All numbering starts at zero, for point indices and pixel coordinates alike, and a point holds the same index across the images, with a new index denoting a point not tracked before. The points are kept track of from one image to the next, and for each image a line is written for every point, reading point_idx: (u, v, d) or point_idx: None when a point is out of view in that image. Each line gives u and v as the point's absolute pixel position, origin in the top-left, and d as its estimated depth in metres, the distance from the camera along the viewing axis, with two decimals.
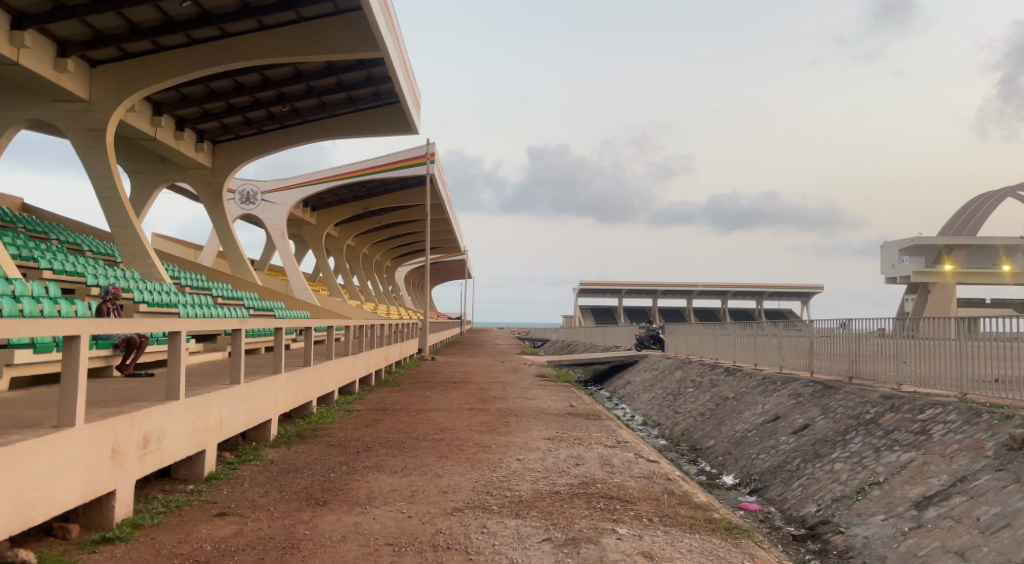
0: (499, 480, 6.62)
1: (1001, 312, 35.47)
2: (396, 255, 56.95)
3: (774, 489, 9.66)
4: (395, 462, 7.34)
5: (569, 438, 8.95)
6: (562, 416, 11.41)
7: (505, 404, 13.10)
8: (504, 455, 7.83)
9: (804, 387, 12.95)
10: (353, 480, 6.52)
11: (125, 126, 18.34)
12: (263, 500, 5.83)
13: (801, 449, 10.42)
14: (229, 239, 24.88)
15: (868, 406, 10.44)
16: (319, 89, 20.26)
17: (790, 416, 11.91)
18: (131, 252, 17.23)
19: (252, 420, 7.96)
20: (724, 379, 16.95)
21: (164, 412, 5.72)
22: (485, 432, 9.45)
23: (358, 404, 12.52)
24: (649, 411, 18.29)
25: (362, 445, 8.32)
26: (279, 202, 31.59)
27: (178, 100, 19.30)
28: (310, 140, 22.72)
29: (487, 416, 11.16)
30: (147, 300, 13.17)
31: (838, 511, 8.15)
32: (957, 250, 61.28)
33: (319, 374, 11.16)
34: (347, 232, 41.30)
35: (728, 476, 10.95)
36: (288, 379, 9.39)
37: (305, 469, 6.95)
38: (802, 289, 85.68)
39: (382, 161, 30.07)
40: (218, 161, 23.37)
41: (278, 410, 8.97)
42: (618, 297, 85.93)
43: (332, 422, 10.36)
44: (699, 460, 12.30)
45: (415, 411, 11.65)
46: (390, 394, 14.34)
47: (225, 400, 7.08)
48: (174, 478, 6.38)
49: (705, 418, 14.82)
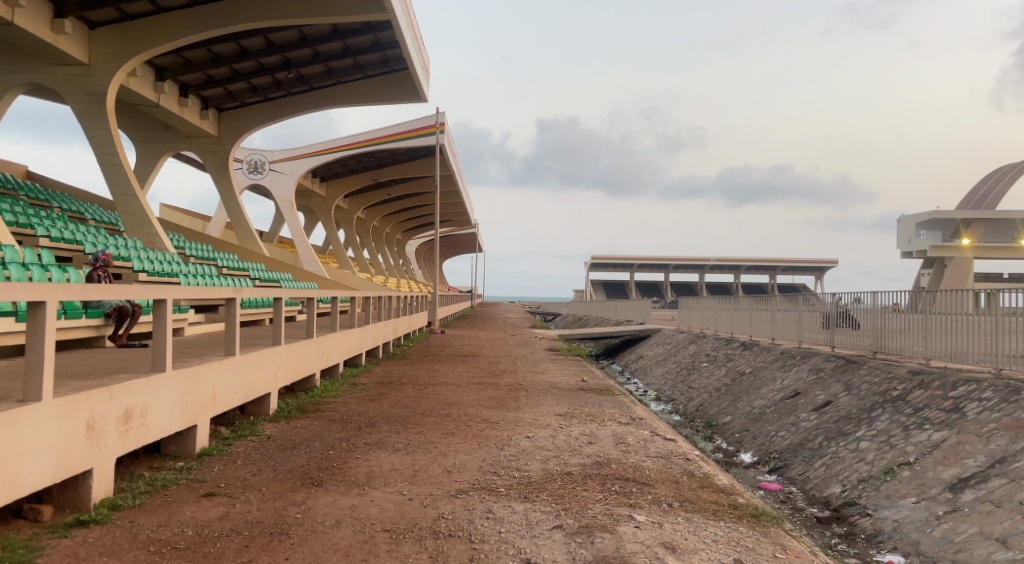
0: (508, 460, 6.23)
1: (1017, 289, 34.83)
2: (407, 228, 56.57)
3: (795, 468, 9.23)
4: (398, 439, 6.97)
5: (582, 415, 8.54)
6: (574, 391, 11.03)
7: (515, 378, 12.73)
8: (512, 432, 7.43)
9: (825, 361, 12.45)
10: (353, 458, 6.16)
11: (127, 91, 17.87)
12: (255, 479, 5.48)
13: (823, 426, 9.97)
14: (235, 209, 24.48)
15: (895, 382, 9.94)
16: (325, 54, 19.66)
17: (811, 392, 11.45)
18: (134, 220, 16.86)
19: (249, 394, 7.57)
20: (740, 354, 16.49)
21: (148, 386, 5.33)
22: (493, 407, 9.06)
23: (364, 378, 12.18)
24: (662, 386, 17.92)
25: (364, 420, 7.94)
26: (287, 172, 31.10)
27: (181, 65, 18.79)
28: (317, 108, 22.19)
29: (495, 391, 10.78)
30: (149, 269, 12.84)
31: (865, 492, 7.71)
32: (975, 224, 60.09)
33: (323, 346, 10.79)
34: (356, 204, 40.87)
35: (745, 454, 10.53)
36: (288, 351, 8.99)
37: (303, 446, 6.59)
38: (816, 264, 84.54)
39: (389, 131, 29.42)
40: (224, 129, 22.88)
41: (278, 383, 8.60)
42: (630, 272, 85.28)
43: (335, 396, 10.00)
44: (715, 437, 11.90)
45: (422, 385, 11.30)
46: (397, 367, 13.98)
47: (217, 372, 6.67)
48: (164, 455, 6.05)
49: (720, 393, 14.42)
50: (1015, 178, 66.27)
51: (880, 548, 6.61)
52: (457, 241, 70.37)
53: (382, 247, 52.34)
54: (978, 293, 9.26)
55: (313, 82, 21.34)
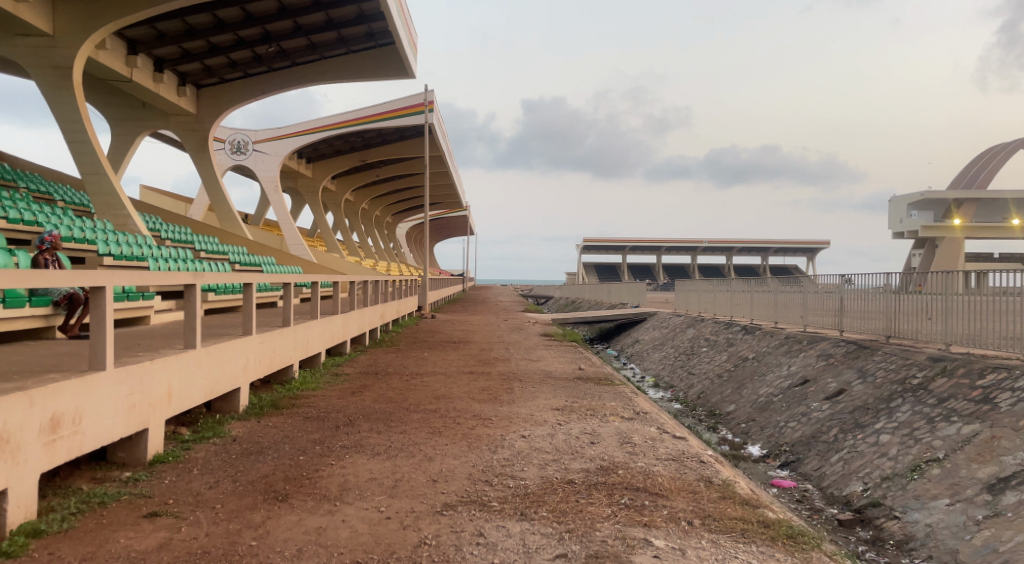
0: (502, 466, 5.51)
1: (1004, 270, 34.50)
2: (397, 210, 55.67)
3: (810, 463, 8.61)
4: (378, 441, 6.24)
5: (580, 409, 7.84)
6: (571, 380, 10.36)
7: (508, 366, 12.04)
8: (506, 431, 6.74)
9: (835, 347, 11.80)
10: (325, 466, 5.43)
11: (96, 65, 16.85)
12: (210, 493, 4.75)
13: (837, 417, 9.34)
14: (215, 190, 23.50)
15: (914, 369, 9.30)
16: (307, 27, 18.70)
17: (822, 380, 10.82)
18: (104, 201, 15.91)
19: (213, 390, 6.81)
20: (742, 338, 15.81)
21: (81, 387, 4.57)
22: (485, 401, 8.34)
23: (347, 367, 11.44)
24: (660, 371, 17.31)
25: (343, 418, 7.21)
26: (270, 152, 30.06)
27: (154, 38, 17.75)
28: (299, 84, 21.23)
29: (488, 382, 10.06)
30: (117, 253, 12.00)
31: (890, 492, 7.10)
32: (968, 204, 59.55)
33: (302, 334, 10.03)
34: (344, 185, 39.89)
35: (754, 447, 9.89)
36: (261, 341, 8.21)
37: (271, 451, 5.86)
38: (808, 245, 84.06)
39: (376, 109, 28.40)
40: (203, 106, 21.85)
41: (249, 376, 7.84)
42: (622, 254, 84.64)
43: (315, 389, 9.26)
44: (720, 427, 11.28)
45: (409, 375, 10.58)
46: (384, 355, 13.24)
47: (172, 367, 5.90)
48: (110, 463, 5.32)
49: (722, 380, 13.80)
50: (1009, 156, 65.74)
51: (914, 557, 6.00)
52: (447, 223, 69.34)
53: (372, 230, 51.38)
54: (968, 272, 9.09)
55: (295, 57, 20.34)
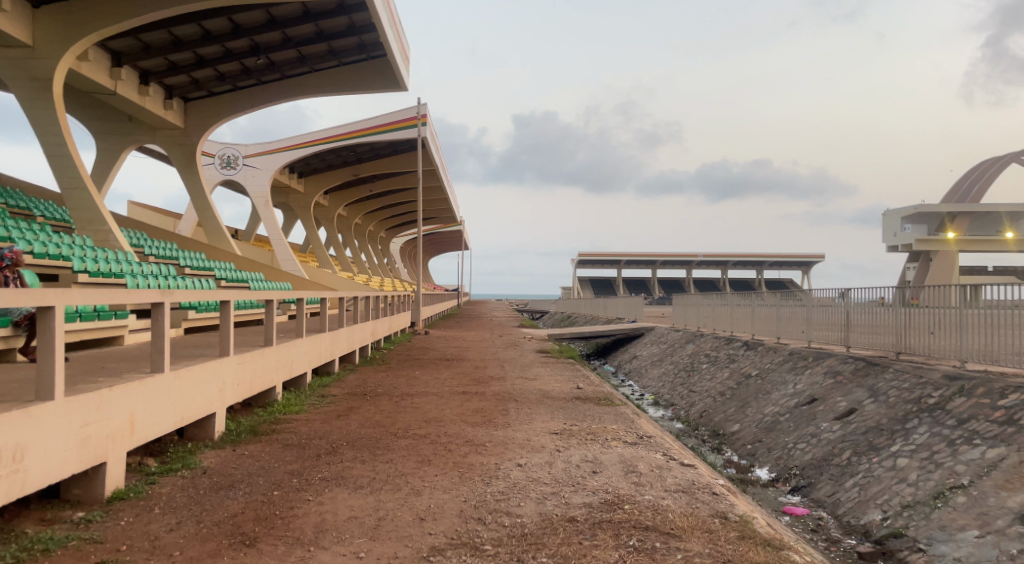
0: (496, 500, 5.02)
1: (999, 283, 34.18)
2: (391, 225, 55.30)
3: (823, 488, 8.13)
4: (362, 472, 5.74)
5: (580, 433, 7.35)
6: (569, 400, 9.89)
7: (503, 385, 11.55)
8: (500, 459, 6.26)
9: (843, 364, 11.35)
10: (301, 503, 4.93)
11: (78, 76, 16.42)
12: (170, 537, 4.25)
13: (850, 438, 8.86)
14: (203, 205, 23.01)
15: (929, 389, 8.84)
16: (297, 38, 18.36)
17: (830, 399, 10.37)
18: (85, 216, 15.37)
19: (183, 418, 6.31)
20: (744, 354, 15.35)
21: (24, 419, 4.08)
22: (478, 425, 7.84)
23: (334, 388, 10.92)
24: (659, 389, 16.82)
25: (326, 445, 6.72)
26: (261, 167, 29.63)
27: (140, 49, 17.36)
28: (289, 97, 20.85)
29: (482, 402, 9.57)
30: (94, 269, 11.49)
31: (913, 522, 6.62)
32: (961, 217, 59.45)
33: (286, 354, 9.53)
34: (337, 200, 39.47)
35: (761, 470, 9.41)
36: (239, 363, 7.72)
37: (242, 485, 5.37)
38: (803, 258, 83.97)
39: (368, 123, 28.04)
40: (191, 120, 21.44)
41: (226, 401, 7.34)
42: (617, 268, 84.38)
43: (298, 412, 8.75)
44: (724, 448, 10.79)
45: (399, 396, 10.09)
46: (374, 374, 12.73)
47: (134, 394, 5.41)
48: (63, 501, 4.82)
49: (725, 398, 13.34)
50: (1001, 170, 65.84)
51: None
52: (442, 238, 68.95)
53: (365, 246, 50.94)
54: (963, 286, 9.13)
55: (285, 70, 19.99)
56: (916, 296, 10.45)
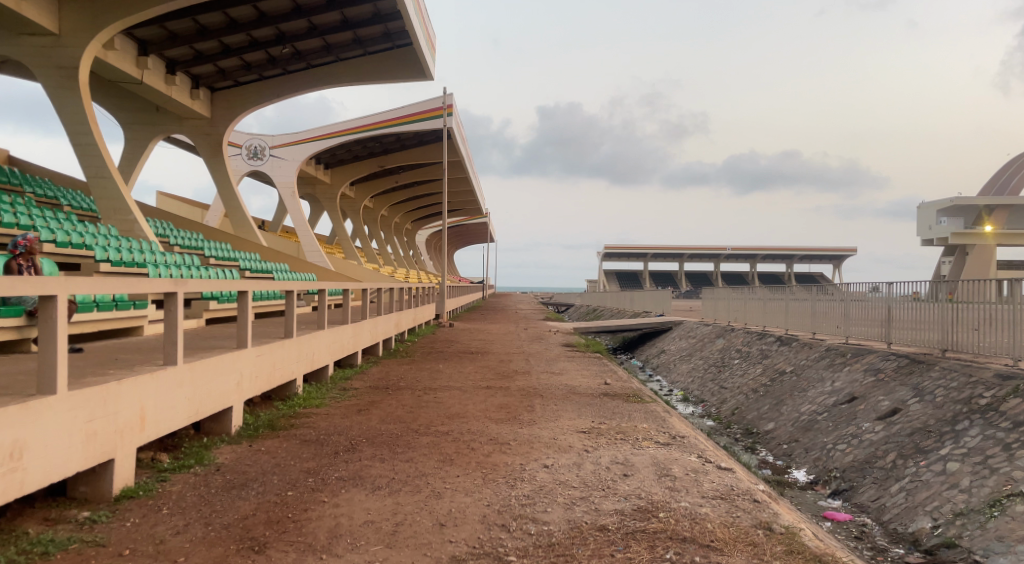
0: (522, 505, 4.71)
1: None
2: (417, 217, 55.30)
3: (866, 493, 7.69)
4: (381, 472, 5.48)
5: (609, 432, 7.01)
6: (597, 397, 9.55)
7: (529, 380, 11.25)
8: (526, 459, 5.96)
9: (884, 361, 10.82)
10: (316, 504, 4.68)
11: (105, 66, 16.42)
12: (176, 541, 4.03)
13: (894, 440, 8.38)
14: (229, 196, 23.02)
15: (980, 388, 8.29)
16: (323, 27, 18.17)
17: (872, 398, 9.88)
18: (110, 206, 15.37)
19: (198, 412, 6.13)
20: (777, 350, 14.84)
21: (22, 414, 3.91)
22: (503, 422, 7.54)
23: (356, 381, 10.72)
24: (689, 384, 16.39)
25: (345, 441, 6.48)
26: (287, 157, 29.64)
27: (166, 38, 17.32)
28: (314, 87, 20.72)
29: (506, 398, 9.27)
30: (117, 259, 11.43)
31: (967, 531, 6.15)
32: (1000, 210, 57.54)
33: (307, 346, 9.33)
34: (362, 192, 39.45)
35: (799, 472, 8.99)
36: (258, 355, 7.52)
37: (255, 484, 5.15)
38: (834, 252, 82.24)
39: (393, 114, 27.84)
40: (217, 110, 21.43)
41: (244, 394, 7.14)
42: (644, 261, 83.50)
43: (319, 406, 8.54)
44: (758, 448, 10.39)
45: (422, 390, 9.85)
46: (397, 367, 12.51)
47: (144, 388, 5.21)
48: (70, 499, 4.67)
49: (758, 395, 12.88)
50: None
51: None
52: (467, 230, 68.75)
53: (391, 238, 50.98)
54: (1000, 281, 8.94)
55: (311, 59, 19.82)
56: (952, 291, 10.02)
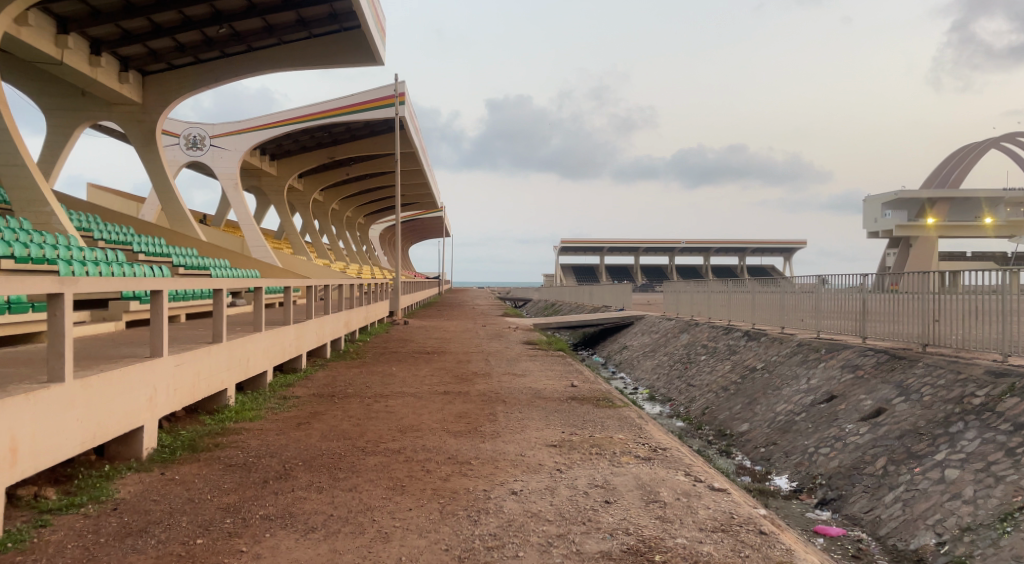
0: (488, 550, 3.86)
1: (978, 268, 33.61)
2: (371, 211, 53.80)
3: (857, 503, 7.13)
4: (316, 507, 4.54)
5: (582, 446, 6.23)
6: (564, 401, 8.78)
7: (489, 383, 10.42)
8: (489, 483, 5.11)
9: (862, 357, 10.32)
10: (230, 556, 3.75)
11: (18, 43, 14.80)
12: None
13: (883, 443, 7.84)
14: (164, 187, 21.41)
15: (971, 386, 7.80)
16: (263, 6, 16.90)
17: (852, 397, 9.37)
18: (23, 196, 13.61)
19: (98, 436, 5.06)
20: (746, 345, 14.34)
21: None
22: (462, 436, 6.66)
23: (298, 388, 9.69)
24: (654, 382, 15.78)
25: (278, 466, 5.52)
26: (230, 148, 28.03)
27: (88, 15, 15.76)
28: (256, 71, 19.36)
29: (465, 405, 8.42)
30: (22, 255, 10.09)
31: (979, 549, 5.57)
32: (941, 203, 59.05)
33: (240, 352, 8.25)
34: (312, 185, 37.91)
35: (780, 478, 8.39)
36: (177, 365, 6.43)
37: (159, 529, 4.15)
38: (784, 245, 83.72)
39: (341, 102, 26.54)
40: (150, 96, 19.85)
41: (159, 409, 6.08)
42: (600, 255, 83.46)
43: (252, 419, 7.51)
44: (733, 452, 9.79)
45: (372, 398, 8.91)
46: (345, 371, 11.49)
47: (14, 413, 4.14)
48: None
49: (729, 394, 12.32)
50: (980, 156, 65.66)
51: None
52: (421, 224, 67.36)
53: (343, 233, 49.38)
54: (940, 272, 9.21)
55: (251, 41, 18.49)
56: (897, 283, 10.46)
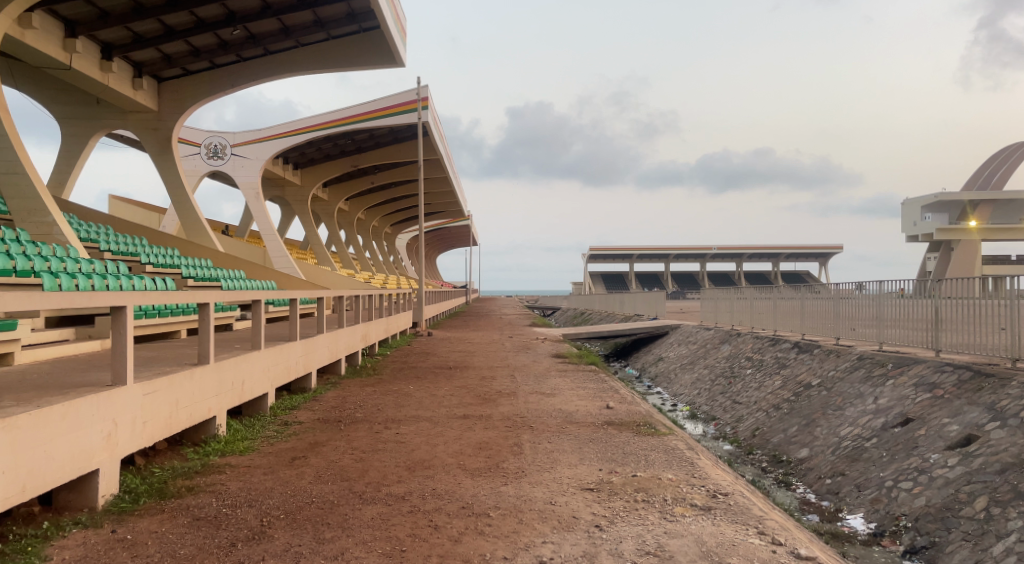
0: None
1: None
2: (397, 221, 53.29)
3: (957, 555, 5.91)
4: None
5: (626, 490, 5.14)
6: (600, 428, 7.69)
7: (515, 403, 9.37)
8: (510, 547, 4.05)
9: (939, 374, 9.02)
10: None
11: (24, 47, 14.22)
12: None
13: (980, 479, 6.59)
14: (179, 196, 20.76)
15: None
16: (278, 6, 16.18)
17: (933, 421, 8.10)
18: (24, 206, 12.90)
19: (30, 489, 4.13)
20: (797, 359, 13.05)
21: None
22: (482, 475, 5.62)
23: (303, 412, 8.72)
24: (696, 399, 14.54)
25: (253, 520, 4.53)
26: (251, 156, 27.50)
27: (97, 17, 15.15)
28: (272, 75, 18.70)
29: (488, 433, 7.38)
30: (7, 268, 9.27)
31: None
32: (984, 205, 56.47)
33: (233, 374, 7.30)
34: (336, 194, 37.35)
35: (854, 518, 7.19)
36: (147, 394, 5.48)
37: None
38: (819, 250, 81.20)
39: (362, 108, 25.83)
40: (165, 103, 19.28)
41: (123, 448, 5.14)
42: (629, 262, 81.86)
43: (243, 451, 6.57)
44: (793, 483, 8.59)
45: (383, 424, 7.92)
46: (358, 391, 10.51)
47: None
48: None
49: (782, 413, 11.06)
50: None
51: None
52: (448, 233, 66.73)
53: (369, 243, 48.85)
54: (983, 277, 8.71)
55: (267, 44, 17.82)
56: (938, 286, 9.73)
